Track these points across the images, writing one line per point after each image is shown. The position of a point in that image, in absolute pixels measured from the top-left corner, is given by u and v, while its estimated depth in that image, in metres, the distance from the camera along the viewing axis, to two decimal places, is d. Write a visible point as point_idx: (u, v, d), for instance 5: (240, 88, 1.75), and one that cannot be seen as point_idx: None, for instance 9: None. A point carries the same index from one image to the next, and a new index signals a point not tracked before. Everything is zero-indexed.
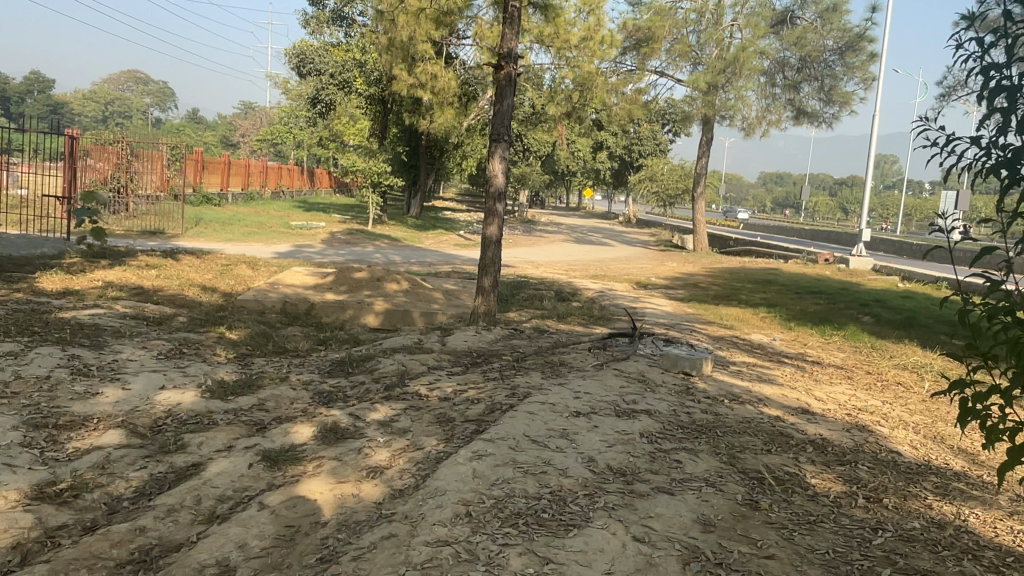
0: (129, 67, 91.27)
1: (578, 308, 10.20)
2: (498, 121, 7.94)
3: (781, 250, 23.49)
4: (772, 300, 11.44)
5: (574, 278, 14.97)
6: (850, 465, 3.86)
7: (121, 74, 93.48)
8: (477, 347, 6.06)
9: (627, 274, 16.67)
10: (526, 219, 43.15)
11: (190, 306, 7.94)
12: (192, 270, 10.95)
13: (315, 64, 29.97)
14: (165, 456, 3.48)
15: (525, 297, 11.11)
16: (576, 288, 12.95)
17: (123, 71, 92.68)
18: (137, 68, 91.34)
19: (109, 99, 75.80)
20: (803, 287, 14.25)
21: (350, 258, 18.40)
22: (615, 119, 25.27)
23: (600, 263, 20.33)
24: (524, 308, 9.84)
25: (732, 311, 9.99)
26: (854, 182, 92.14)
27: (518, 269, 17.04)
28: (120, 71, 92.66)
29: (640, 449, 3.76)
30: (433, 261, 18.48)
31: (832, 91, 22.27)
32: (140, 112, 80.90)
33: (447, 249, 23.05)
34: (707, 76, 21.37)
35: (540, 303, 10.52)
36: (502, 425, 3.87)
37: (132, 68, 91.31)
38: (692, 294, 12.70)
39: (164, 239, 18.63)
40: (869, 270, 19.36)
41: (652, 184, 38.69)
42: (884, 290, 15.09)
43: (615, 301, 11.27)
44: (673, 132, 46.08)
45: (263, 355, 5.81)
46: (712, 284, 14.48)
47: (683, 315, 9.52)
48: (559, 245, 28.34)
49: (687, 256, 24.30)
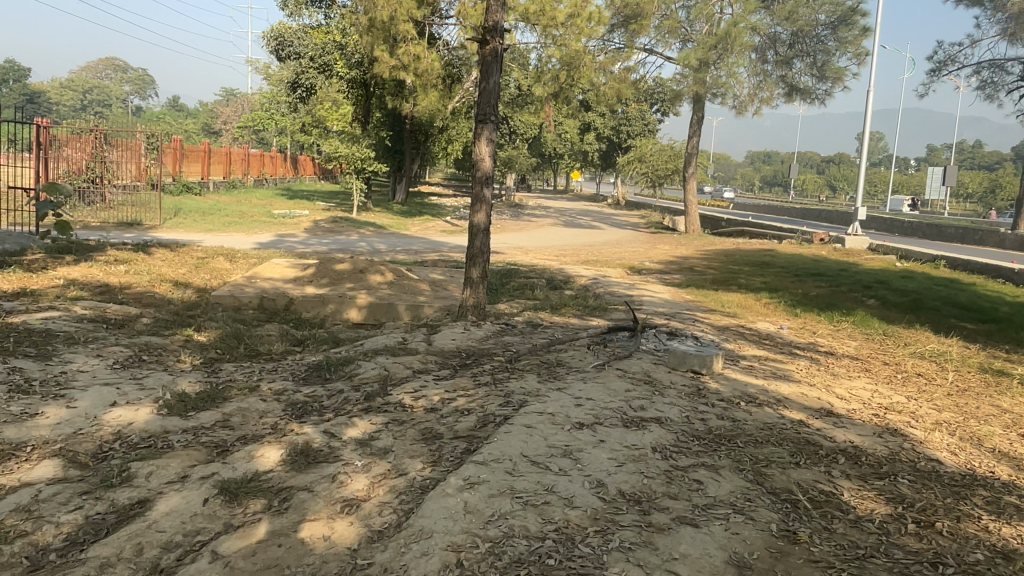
0: (108, 55, 89.51)
1: (572, 297, 9.74)
2: (484, 101, 7.43)
3: (774, 230, 23.12)
4: (772, 284, 11.03)
5: (565, 264, 14.51)
6: (889, 479, 3.43)
7: (99, 62, 91.68)
8: (467, 347, 5.59)
9: (619, 258, 16.24)
10: (514, 203, 42.62)
11: (158, 304, 7.42)
12: (164, 264, 10.40)
13: (294, 47, 29.14)
14: (107, 492, 2.99)
15: (515, 287, 10.63)
16: (568, 275, 12.51)
17: (102, 59, 90.93)
18: (115, 56, 89.55)
19: (87, 87, 74.26)
20: (801, 269, 13.84)
21: (334, 247, 17.85)
22: (603, 99, 24.71)
23: (591, 247, 19.87)
24: (516, 299, 9.37)
25: (732, 297, 9.55)
26: (841, 160, 92.12)
27: (507, 255, 16.55)
28: (98, 59, 90.91)
29: (654, 467, 3.32)
30: (420, 249, 17.95)
31: (825, 67, 21.78)
32: (119, 101, 79.41)
33: (434, 236, 22.52)
34: (697, 53, 20.81)
35: (531, 293, 10.05)
36: (496, 443, 3.41)
37: (110, 56, 89.55)
38: (688, 279, 12.27)
39: (140, 231, 17.99)
40: (864, 249, 19.01)
41: (641, 165, 38.22)
42: (882, 270, 14.73)
43: (610, 288, 10.83)
44: (661, 112, 45.56)
45: (233, 361, 5.31)
46: (706, 268, 14.06)
47: (681, 303, 9.07)
48: (549, 229, 27.84)
49: (679, 238, 23.88)
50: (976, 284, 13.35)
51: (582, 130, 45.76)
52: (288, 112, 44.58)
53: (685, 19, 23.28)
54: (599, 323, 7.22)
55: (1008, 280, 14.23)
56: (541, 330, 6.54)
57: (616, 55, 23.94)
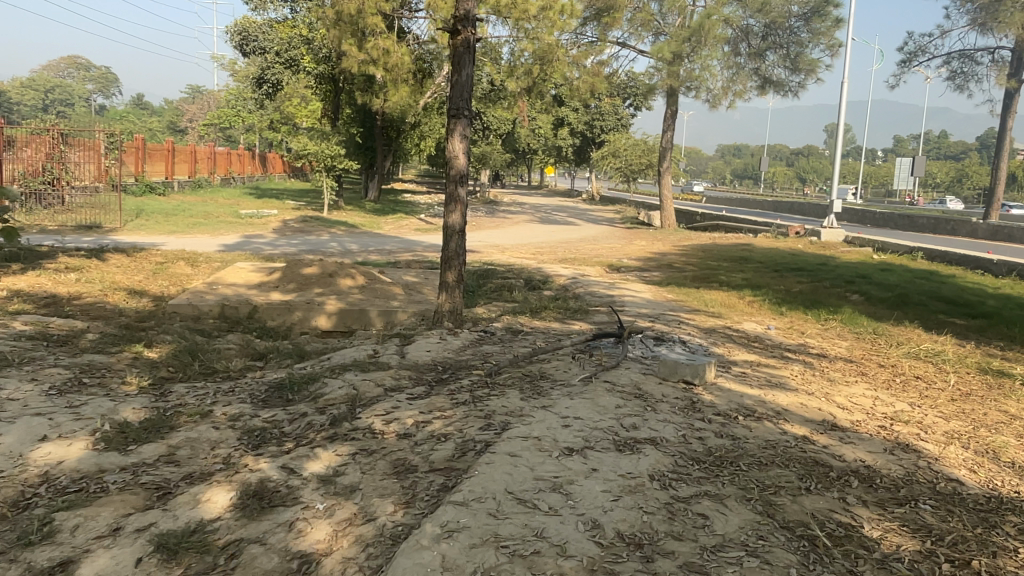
0: (70, 53, 87.27)
1: (551, 299, 9.39)
2: (457, 95, 7.02)
3: (750, 223, 23.00)
4: (753, 281, 10.78)
5: (542, 263, 14.16)
6: (910, 505, 3.12)
7: (61, 61, 89.31)
8: (442, 359, 5.21)
9: (597, 256, 15.94)
10: (488, 199, 42.23)
11: (109, 317, 6.92)
12: (120, 271, 9.84)
13: (259, 42, 28.39)
14: (23, 553, 2.58)
15: (491, 289, 10.25)
16: (546, 274, 12.16)
17: (63, 58, 88.59)
18: (77, 54, 87.34)
19: (48, 87, 72.29)
20: (781, 264, 13.65)
21: (303, 248, 17.30)
22: (576, 94, 24.43)
23: (568, 244, 19.56)
24: (492, 302, 9.01)
25: (715, 295, 9.26)
26: (811, 152, 93.20)
27: (482, 254, 16.16)
28: (59, 58, 88.54)
29: (654, 500, 2.96)
30: (393, 248, 17.48)
31: (798, 59, 21.69)
32: (83, 100, 77.47)
33: (407, 234, 22.05)
34: (671, 46, 20.60)
35: (508, 295, 9.67)
36: (476, 476, 3.03)
37: (72, 54, 87.33)
38: (669, 276, 11.99)
39: (100, 234, 17.29)
40: (840, 242, 18.93)
41: (615, 160, 38.02)
42: (861, 263, 14.60)
43: (589, 288, 10.50)
44: (634, 106, 45.44)
45: (185, 380, 4.88)
46: (685, 265, 13.80)
47: (664, 303, 8.76)
48: (524, 226, 27.49)
49: (655, 233, 23.67)
50: (955, 277, 13.25)
51: (555, 125, 45.48)
52: (256, 109, 43.62)
53: (657, 12, 23.05)
54: (581, 328, 6.87)
55: (987, 271, 14.17)
56: (521, 337, 6.17)
57: (589, 48, 23.65)
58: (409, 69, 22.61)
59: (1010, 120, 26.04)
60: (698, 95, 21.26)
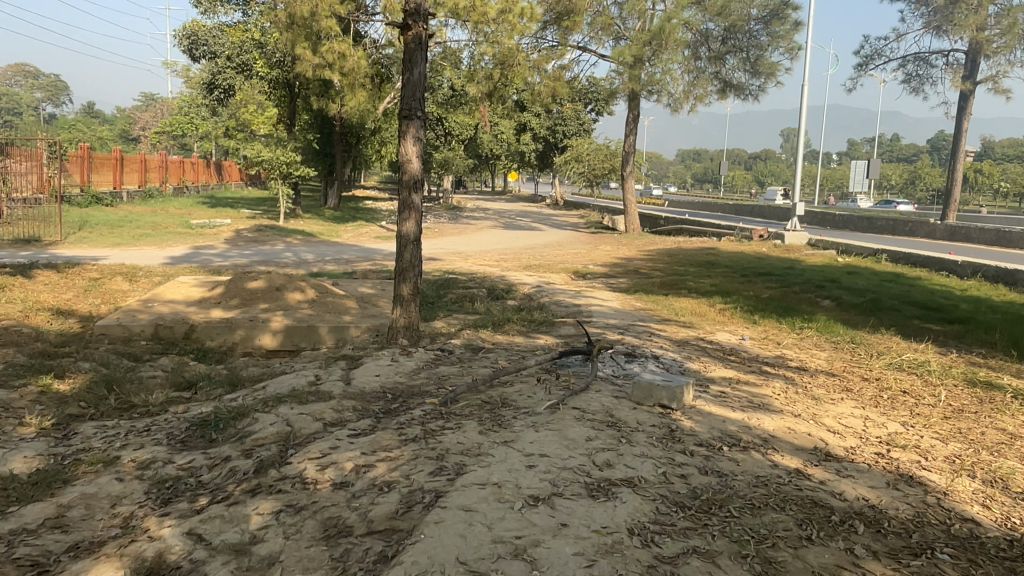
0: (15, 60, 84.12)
1: (514, 310, 8.92)
2: (409, 94, 6.49)
3: (714, 227, 22.87)
4: (722, 287, 10.44)
5: (504, 271, 13.67)
6: (927, 556, 2.70)
7: (6, 69, 86.13)
8: (393, 384, 4.67)
9: (562, 262, 15.54)
10: (451, 206, 41.69)
11: (22, 344, 6.28)
12: (47, 289, 9.12)
13: (209, 46, 27.43)
14: None
15: (450, 300, 9.72)
16: (509, 283, 11.71)
17: (9, 66, 85.49)
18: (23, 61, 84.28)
19: None
20: (748, 267, 13.40)
21: (256, 259, 16.57)
22: (538, 98, 24.07)
23: (532, 251, 19.12)
24: (452, 314, 8.49)
25: (684, 303, 8.87)
26: (768, 156, 94.74)
27: (443, 263, 15.62)
28: (4, 66, 85.40)
29: (635, 563, 2.49)
30: (350, 258, 16.84)
31: (758, 62, 21.61)
32: (30, 108, 74.81)
33: (367, 243, 21.40)
34: (632, 49, 20.32)
35: (468, 306, 9.16)
36: (421, 541, 2.53)
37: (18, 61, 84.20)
38: (635, 283, 11.64)
39: (37, 248, 16.32)
40: (804, 245, 18.83)
41: (578, 165, 37.79)
42: (826, 266, 14.43)
43: (553, 297, 10.04)
44: (596, 111, 45.36)
45: (96, 418, 4.31)
46: (652, 270, 13.45)
47: (631, 312, 8.35)
48: (487, 232, 27.02)
49: (619, 238, 23.39)
50: (921, 279, 13.13)
51: (517, 130, 45.13)
52: (210, 116, 42.43)
53: (618, 15, 22.80)
54: (545, 343, 6.41)
55: (951, 272, 14.12)
56: (483, 356, 5.67)
57: (550, 51, 23.33)
58: (366, 74, 22.02)
59: (964, 122, 26.43)
60: (660, 99, 21.05)
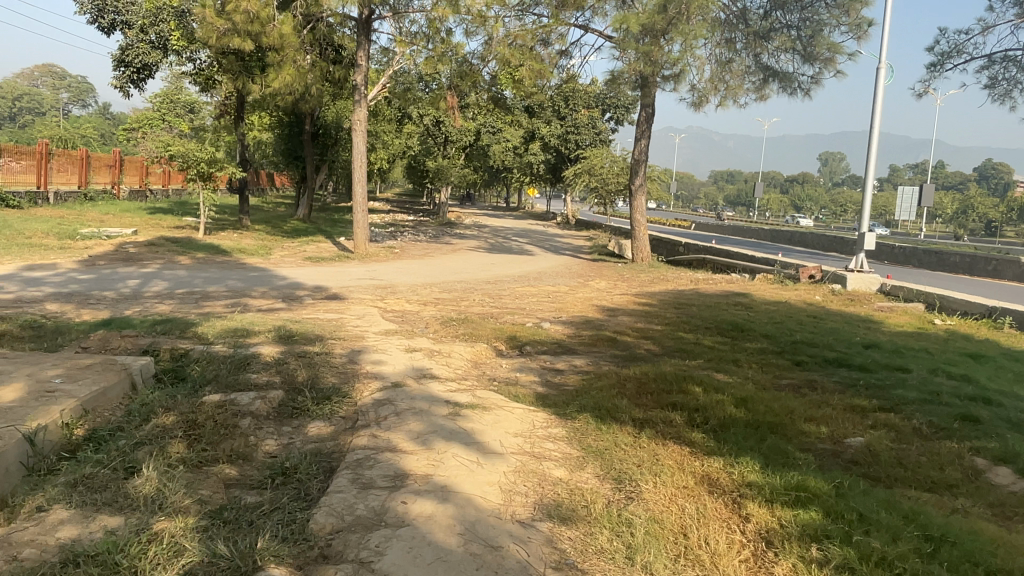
0: (44, 64, 83.12)
1: (226, 500, 3.52)
2: None
3: (745, 259, 17.29)
4: (761, 412, 4.93)
5: (397, 330, 8.29)
6: None
7: (37, 67, 85.26)
8: None
9: (511, 311, 10.19)
10: (447, 221, 36.54)
11: None
12: None
13: None
14: None
15: (157, 432, 4.35)
16: (360, 359, 6.34)
17: (39, 65, 84.58)
18: (54, 64, 83.36)
19: (17, 93, 67.03)
20: (801, 341, 7.88)
21: (70, 286, 11.26)
22: (523, 86, 18.67)
23: (493, 286, 13.71)
24: (33, 520, 3.15)
25: (664, 500, 3.40)
26: (806, 178, 88.60)
27: (333, 308, 10.30)
28: (35, 66, 84.63)
29: None
30: (213, 292, 11.58)
31: (812, 42, 15.84)
32: (54, 109, 72.40)
33: (285, 267, 16.27)
34: (641, 15, 14.69)
35: (150, 464, 3.80)
36: None
37: (47, 64, 83.24)
38: (594, 376, 6.18)
39: None
40: (873, 292, 13.19)
41: (589, 178, 32.45)
42: (931, 340, 8.80)
43: (393, 423, 4.59)
44: (614, 120, 39.99)
45: None
46: (640, 342, 7.97)
47: (500, 541, 2.92)
48: (463, 254, 21.60)
49: (623, 270, 17.94)
50: None
51: (527, 138, 39.94)
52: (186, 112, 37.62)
53: None
54: None
55: None
56: None
57: (539, 27, 17.94)
58: (297, 48, 16.81)
59: None
60: (678, 87, 15.57)
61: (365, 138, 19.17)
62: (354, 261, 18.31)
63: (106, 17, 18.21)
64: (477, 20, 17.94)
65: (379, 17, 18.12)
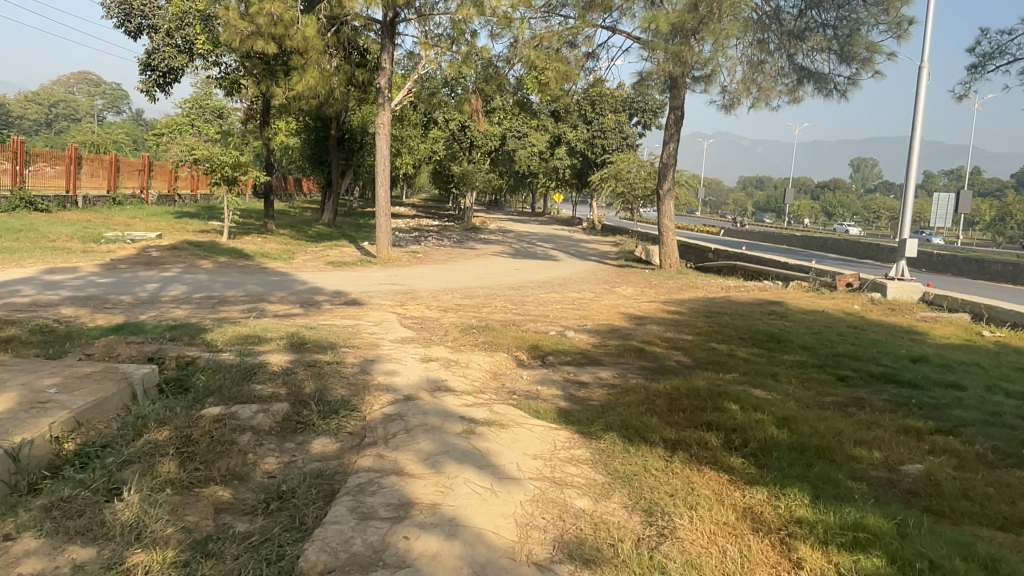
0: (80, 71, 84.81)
1: (213, 529, 3.19)
2: None
3: (778, 267, 16.72)
4: (806, 433, 4.48)
5: (414, 337, 7.96)
6: None
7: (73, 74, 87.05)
8: None
9: (534, 318, 9.82)
10: (472, 226, 36.29)
11: None
12: None
13: None
14: None
15: (149, 449, 4.04)
16: (372, 370, 6.00)
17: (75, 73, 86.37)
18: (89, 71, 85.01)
19: (53, 100, 68.30)
20: (843, 353, 7.38)
21: (88, 290, 11.12)
22: (549, 89, 18.31)
23: (516, 293, 13.34)
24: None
25: (700, 540, 2.99)
26: (837, 184, 86.87)
27: (351, 314, 10.02)
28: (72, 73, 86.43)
29: None
30: (230, 297, 11.37)
31: (849, 41, 15.26)
32: (88, 116, 73.65)
33: (306, 272, 16.06)
34: (671, 14, 14.24)
35: (135, 486, 3.49)
36: None
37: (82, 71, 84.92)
38: (622, 390, 5.77)
39: None
40: (914, 301, 12.59)
41: (616, 183, 31.97)
42: (981, 353, 8.25)
43: (402, 441, 4.23)
44: (642, 125, 39.45)
45: None
46: (669, 352, 7.55)
47: None
48: (487, 259, 21.28)
49: (650, 276, 17.46)
50: None
51: (553, 143, 39.55)
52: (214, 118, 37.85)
53: None
54: None
55: None
56: None
57: (565, 28, 17.57)
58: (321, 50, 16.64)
59: None
60: (709, 88, 15.09)
61: (389, 142, 18.95)
62: (376, 266, 18.07)
63: (134, 21, 18.27)
64: (502, 23, 17.64)
65: (404, 19, 17.92)
